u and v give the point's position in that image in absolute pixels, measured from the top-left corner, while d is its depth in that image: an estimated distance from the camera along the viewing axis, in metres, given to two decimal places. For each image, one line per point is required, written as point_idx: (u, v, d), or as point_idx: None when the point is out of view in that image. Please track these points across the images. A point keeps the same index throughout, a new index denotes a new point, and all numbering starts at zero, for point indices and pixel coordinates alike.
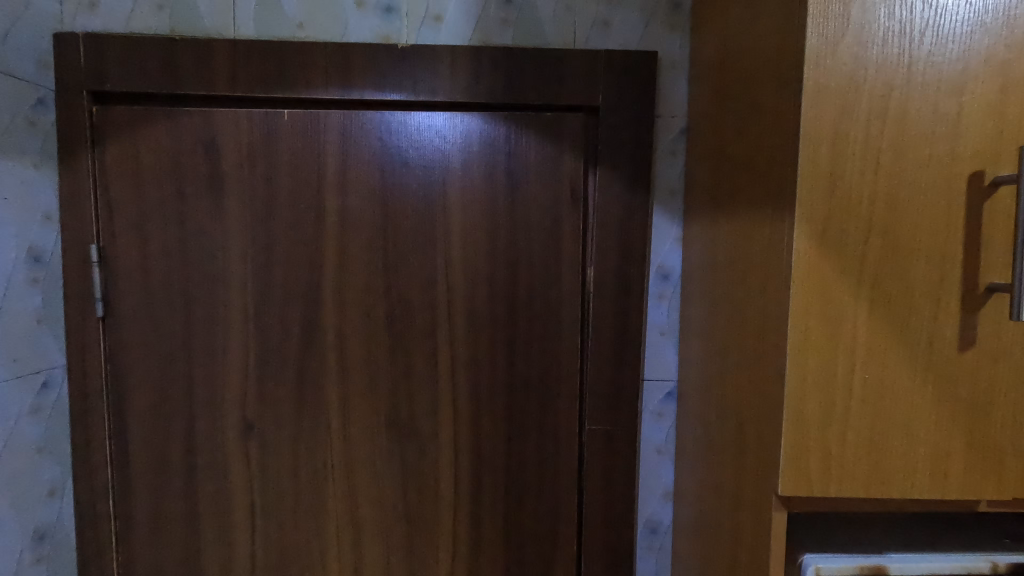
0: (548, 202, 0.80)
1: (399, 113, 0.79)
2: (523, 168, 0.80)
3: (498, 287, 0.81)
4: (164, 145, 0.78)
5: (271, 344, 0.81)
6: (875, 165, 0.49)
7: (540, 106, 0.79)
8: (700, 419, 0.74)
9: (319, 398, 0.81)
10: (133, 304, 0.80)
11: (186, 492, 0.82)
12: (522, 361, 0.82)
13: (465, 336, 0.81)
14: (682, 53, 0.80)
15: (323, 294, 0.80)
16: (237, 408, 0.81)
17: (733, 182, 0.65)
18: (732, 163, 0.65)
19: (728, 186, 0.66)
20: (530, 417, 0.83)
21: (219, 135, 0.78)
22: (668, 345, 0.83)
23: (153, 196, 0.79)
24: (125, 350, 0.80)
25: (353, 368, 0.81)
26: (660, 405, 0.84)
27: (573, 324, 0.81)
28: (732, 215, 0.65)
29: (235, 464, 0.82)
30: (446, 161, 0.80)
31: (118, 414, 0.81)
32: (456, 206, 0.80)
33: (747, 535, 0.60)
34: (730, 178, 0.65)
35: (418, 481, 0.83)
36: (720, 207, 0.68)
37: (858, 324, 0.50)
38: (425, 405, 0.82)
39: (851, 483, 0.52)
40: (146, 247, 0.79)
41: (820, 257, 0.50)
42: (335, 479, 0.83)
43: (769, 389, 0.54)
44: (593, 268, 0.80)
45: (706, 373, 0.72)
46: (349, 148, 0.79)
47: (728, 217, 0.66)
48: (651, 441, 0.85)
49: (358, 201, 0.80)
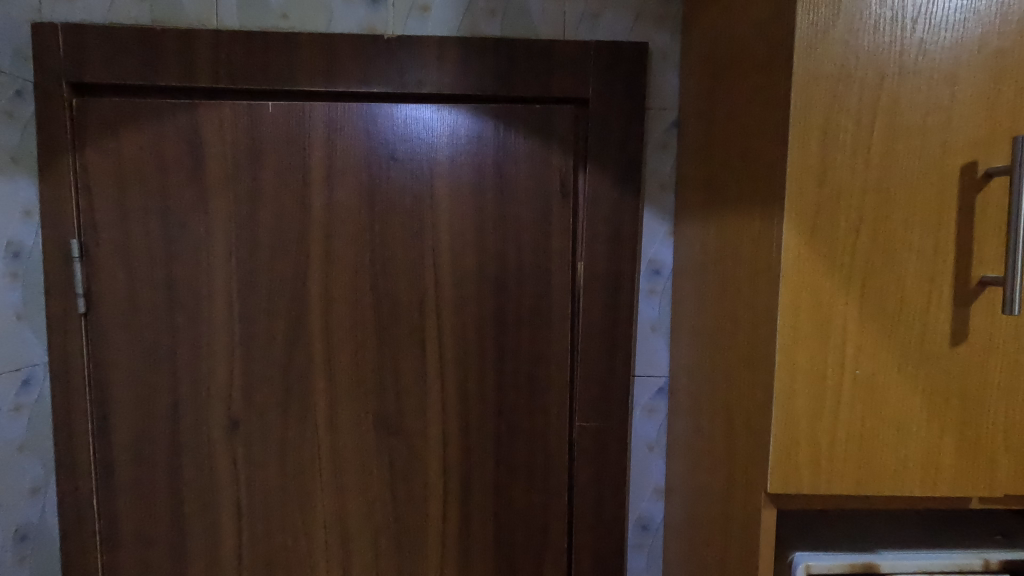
0: (538, 196, 0.79)
1: (386, 105, 0.78)
2: (512, 162, 0.79)
3: (488, 282, 0.80)
4: (146, 138, 0.77)
5: (257, 341, 0.80)
6: (865, 157, 0.48)
7: (530, 98, 0.78)
8: (692, 416, 0.73)
9: (306, 394, 0.80)
10: (116, 300, 0.79)
11: (172, 490, 0.81)
12: (512, 357, 0.81)
13: (453, 330, 0.80)
14: (672, 44, 0.79)
15: (310, 289, 0.79)
16: (223, 405, 0.80)
17: (724, 177, 0.64)
18: (723, 157, 0.64)
19: (719, 182, 0.65)
20: (520, 415, 0.82)
21: (203, 127, 0.77)
22: (658, 340, 0.83)
23: (135, 190, 0.77)
24: (108, 346, 0.79)
25: (340, 364, 0.80)
26: (651, 401, 0.83)
27: (563, 319, 0.80)
28: (722, 210, 0.64)
29: (221, 463, 0.81)
30: (434, 154, 0.79)
31: (102, 412, 0.80)
32: (444, 201, 0.79)
33: (738, 532, 0.59)
34: (722, 173, 0.64)
35: (407, 478, 0.82)
36: (712, 202, 0.67)
37: (848, 320, 0.50)
38: (414, 403, 0.81)
39: (842, 480, 0.51)
40: (130, 241, 0.78)
41: (810, 252, 0.49)
42: (323, 477, 0.82)
43: (758, 384, 0.54)
44: (583, 262, 0.79)
45: (697, 369, 0.71)
46: (335, 140, 0.78)
47: (718, 214, 0.65)
48: (643, 437, 0.84)
49: (345, 194, 0.78)
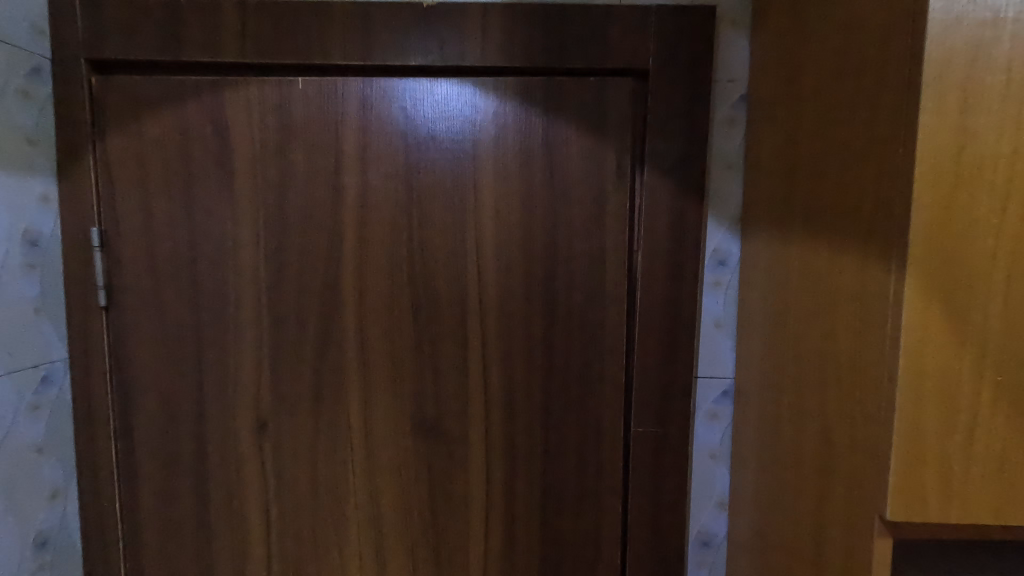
0: (592, 178, 0.72)
1: (425, 81, 0.71)
2: (562, 141, 0.71)
3: (535, 273, 0.73)
4: (169, 118, 0.71)
5: (286, 337, 0.74)
6: (1017, 117, 0.40)
7: (583, 70, 0.71)
8: (766, 422, 0.65)
9: (338, 395, 0.74)
10: (138, 293, 0.74)
11: (197, 495, 0.76)
12: (561, 356, 0.74)
13: (497, 326, 0.73)
14: (742, 7, 0.71)
15: (342, 281, 0.73)
16: (251, 405, 0.75)
17: (815, 152, 0.55)
18: (812, 129, 0.56)
19: (805, 158, 0.57)
20: (570, 419, 0.75)
21: (229, 106, 0.71)
22: (724, 339, 0.75)
23: (158, 174, 0.72)
24: (130, 342, 0.74)
25: (375, 362, 0.74)
26: (715, 405, 0.76)
27: (618, 315, 0.73)
28: (812, 189, 0.55)
29: (249, 466, 0.76)
30: (477, 134, 0.72)
31: (124, 411, 0.75)
32: (488, 185, 0.72)
33: (834, 562, 0.51)
34: (810, 148, 0.56)
35: (447, 486, 0.76)
36: (794, 182, 0.59)
37: (989, 315, 0.41)
38: (454, 405, 0.74)
39: (975, 508, 0.43)
40: (153, 230, 0.73)
41: (944, 234, 0.41)
42: (356, 483, 0.76)
43: (869, 392, 0.46)
44: (641, 252, 0.72)
45: (775, 372, 0.63)
46: (371, 120, 0.72)
47: (805, 195, 0.57)
48: (705, 445, 0.76)
49: (381, 178, 0.72)
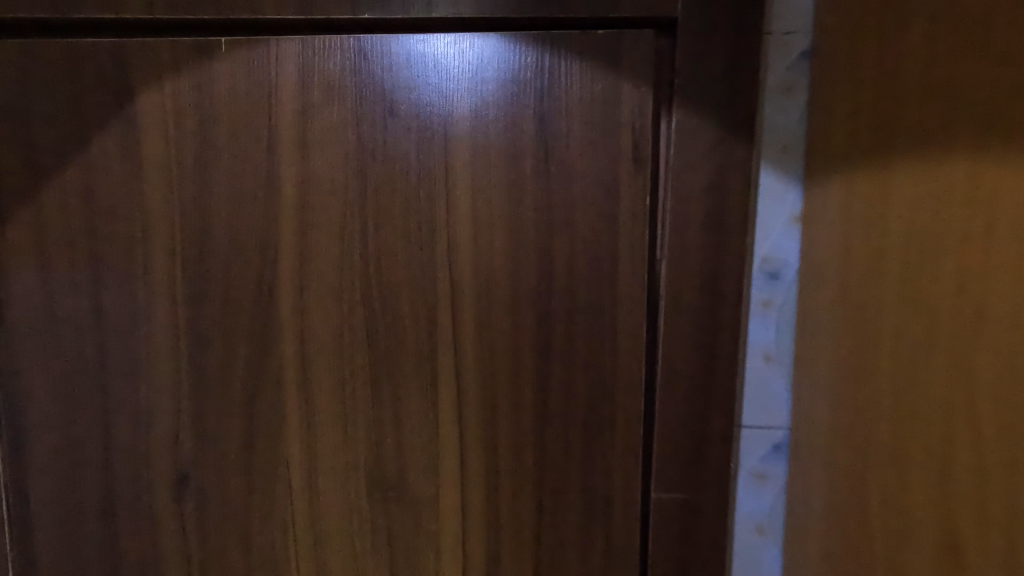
0: (600, 165, 0.54)
1: (381, 38, 0.54)
2: (562, 116, 0.53)
3: (526, 292, 0.55)
4: (56, 92, 0.56)
5: (209, 370, 0.58)
6: None
7: (590, 22, 0.52)
8: (841, 505, 0.48)
9: (275, 444, 0.59)
10: (27, 315, 0.58)
11: (106, 563, 0.61)
12: (560, 400, 0.56)
13: (477, 360, 0.56)
14: None
15: (278, 300, 0.57)
16: (169, 454, 0.60)
17: (933, 139, 0.38)
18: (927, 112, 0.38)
19: (919, 147, 0.39)
20: (572, 481, 0.57)
21: (132, 76, 0.55)
22: (777, 377, 0.57)
23: (47, 164, 0.57)
24: (19, 376, 0.59)
25: (321, 403, 0.58)
26: (763, 464, 0.58)
27: (637, 347, 0.55)
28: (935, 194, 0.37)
29: (168, 530, 0.60)
30: (449, 109, 0.54)
31: (14, 460, 0.60)
32: (465, 177, 0.54)
33: None
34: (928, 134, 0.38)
35: (412, 561, 0.59)
36: (892, 170, 0.42)
37: None
38: (422, 461, 0.58)
39: None
40: (42, 235, 0.57)
41: None
42: (299, 553, 0.60)
43: None
44: (666, 264, 0.53)
45: (855, 435, 0.46)
46: (310, 93, 0.54)
47: (917, 200, 0.39)
48: (749, 514, 0.59)
49: (325, 167, 0.55)
